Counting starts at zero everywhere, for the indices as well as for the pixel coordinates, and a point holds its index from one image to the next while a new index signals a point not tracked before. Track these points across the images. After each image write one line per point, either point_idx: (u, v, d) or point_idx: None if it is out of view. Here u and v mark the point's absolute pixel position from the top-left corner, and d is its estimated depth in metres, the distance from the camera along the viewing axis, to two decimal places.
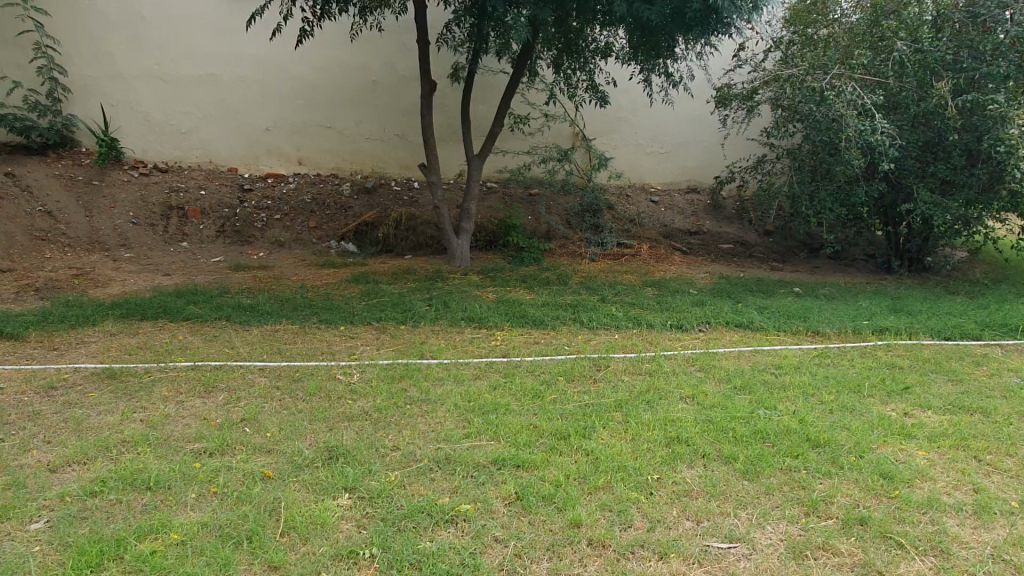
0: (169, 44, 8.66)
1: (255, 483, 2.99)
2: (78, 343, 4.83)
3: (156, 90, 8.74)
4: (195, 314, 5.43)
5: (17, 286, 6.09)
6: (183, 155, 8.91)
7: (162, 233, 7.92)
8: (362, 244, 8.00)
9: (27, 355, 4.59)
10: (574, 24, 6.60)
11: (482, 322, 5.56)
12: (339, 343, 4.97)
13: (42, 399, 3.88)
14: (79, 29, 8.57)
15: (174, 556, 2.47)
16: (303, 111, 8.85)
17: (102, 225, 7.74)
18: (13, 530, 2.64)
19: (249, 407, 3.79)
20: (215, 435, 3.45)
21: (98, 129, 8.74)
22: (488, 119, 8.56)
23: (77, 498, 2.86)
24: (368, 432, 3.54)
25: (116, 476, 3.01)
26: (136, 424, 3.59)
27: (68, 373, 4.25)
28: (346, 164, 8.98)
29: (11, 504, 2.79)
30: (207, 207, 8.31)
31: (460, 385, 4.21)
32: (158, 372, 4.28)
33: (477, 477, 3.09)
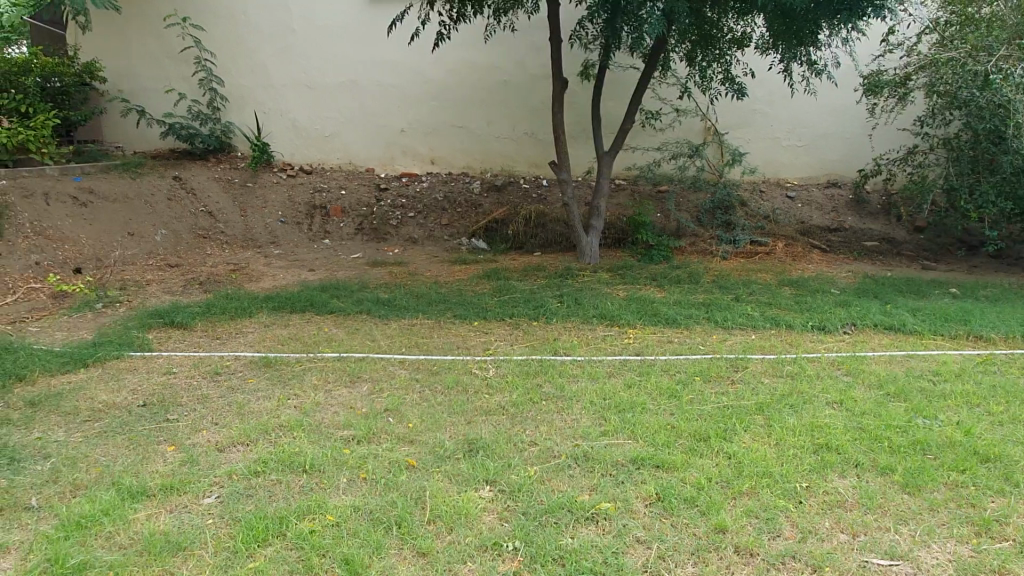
0: (316, 54, 9.18)
1: (400, 471, 3.12)
2: (237, 333, 5.22)
3: (303, 96, 9.30)
4: (338, 308, 5.72)
5: (184, 279, 6.64)
6: (325, 158, 9.42)
7: (306, 231, 8.40)
8: (492, 241, 8.14)
9: (194, 343, 5.01)
10: (711, 15, 6.39)
11: (613, 320, 5.52)
12: (474, 338, 5.09)
13: (209, 383, 4.23)
14: (236, 43, 9.29)
15: (330, 536, 2.61)
16: (436, 113, 9.10)
17: (255, 224, 8.30)
18: (190, 502, 2.89)
19: (392, 398, 3.96)
20: (362, 423, 3.63)
21: (251, 135, 9.44)
22: (618, 115, 8.48)
23: (242, 476, 3.09)
24: (507, 426, 3.60)
25: (275, 458, 3.23)
26: (291, 410, 3.83)
27: (230, 361, 4.60)
28: (476, 163, 9.16)
29: (187, 478, 3.06)
30: (347, 206, 8.72)
31: (595, 383, 4.20)
32: (308, 362, 4.55)
33: (617, 476, 3.07)
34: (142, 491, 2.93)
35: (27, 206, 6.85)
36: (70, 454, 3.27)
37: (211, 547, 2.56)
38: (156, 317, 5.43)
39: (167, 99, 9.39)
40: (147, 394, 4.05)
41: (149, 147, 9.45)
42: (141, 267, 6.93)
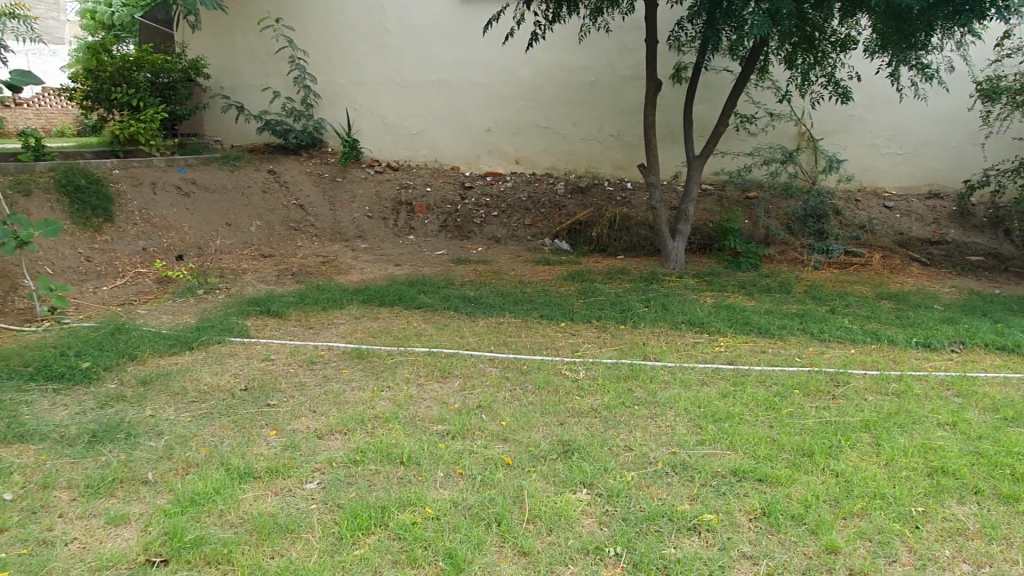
0: (408, 53, 9.35)
1: (497, 469, 3.12)
2: (329, 324, 5.34)
3: (394, 94, 9.49)
4: (427, 303, 5.78)
5: (278, 269, 6.85)
6: (413, 155, 9.57)
7: (393, 227, 8.55)
8: (575, 243, 8.07)
9: (290, 331, 5.16)
10: (817, 16, 6.18)
11: (703, 326, 5.39)
12: (561, 339, 5.06)
13: (306, 371, 4.35)
14: (331, 42, 9.56)
15: (433, 530, 2.63)
16: (524, 112, 9.10)
17: (344, 218, 8.50)
18: (294, 486, 2.96)
19: (483, 395, 3.97)
20: (455, 418, 3.64)
21: (342, 132, 9.70)
22: (710, 118, 8.30)
23: (343, 464, 3.15)
24: (600, 429, 3.56)
25: (374, 448, 3.28)
26: (385, 401, 3.89)
27: (324, 350, 4.71)
28: (561, 163, 9.08)
29: (290, 463, 3.13)
30: (432, 203, 8.82)
31: (689, 390, 4.10)
32: (400, 355, 4.61)
33: (718, 487, 2.98)
34: (249, 472, 3.02)
35: (136, 193, 7.19)
36: (181, 432, 3.41)
37: (318, 532, 2.62)
38: (253, 305, 5.62)
39: (264, 95, 9.72)
40: (248, 379, 4.19)
41: (246, 141, 9.81)
42: (237, 257, 7.19)
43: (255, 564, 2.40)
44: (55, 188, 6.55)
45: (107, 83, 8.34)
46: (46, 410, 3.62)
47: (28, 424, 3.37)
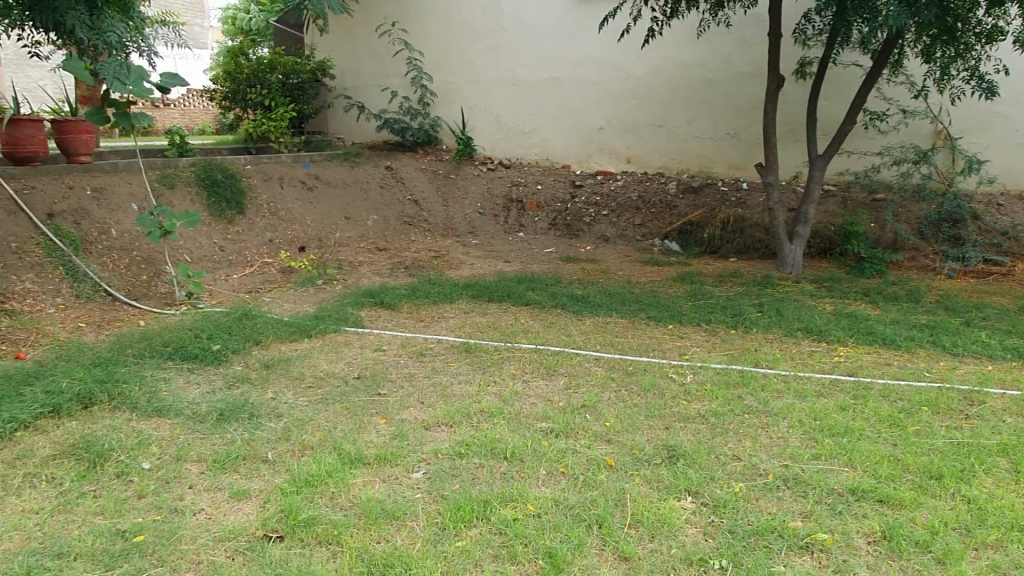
0: (523, 51, 9.42)
1: (600, 470, 3.10)
2: (439, 317, 5.47)
3: (507, 93, 9.59)
4: (534, 300, 5.80)
5: (391, 263, 7.08)
6: (524, 153, 9.65)
7: (502, 224, 8.66)
8: (686, 244, 7.87)
9: (402, 323, 5.32)
10: (961, 5, 5.72)
11: (821, 335, 5.13)
12: (669, 341, 4.96)
13: (415, 362, 4.47)
14: (450, 42, 9.78)
15: (534, 528, 2.65)
16: (637, 111, 8.94)
17: (456, 214, 8.69)
18: (401, 474, 3.05)
19: (588, 394, 3.95)
20: (559, 417, 3.64)
21: (457, 130, 9.91)
22: (835, 116, 7.88)
23: (448, 455, 3.22)
24: (707, 436, 3.46)
25: (479, 442, 3.33)
26: (491, 396, 3.94)
27: (433, 343, 4.83)
28: (674, 163, 8.83)
29: (398, 451, 3.23)
30: (543, 201, 8.85)
31: (804, 401, 3.91)
32: (506, 351, 4.66)
33: (834, 505, 2.83)
34: (359, 458, 3.14)
35: (266, 187, 7.63)
36: (299, 416, 3.59)
37: (423, 520, 2.69)
38: (368, 297, 5.83)
39: (383, 94, 10.06)
40: (361, 367, 4.35)
41: (365, 139, 10.18)
42: (354, 249, 7.49)
43: (363, 548, 2.49)
44: (194, 181, 7.03)
45: (244, 84, 8.95)
46: (181, 387, 3.92)
47: (165, 400, 3.65)
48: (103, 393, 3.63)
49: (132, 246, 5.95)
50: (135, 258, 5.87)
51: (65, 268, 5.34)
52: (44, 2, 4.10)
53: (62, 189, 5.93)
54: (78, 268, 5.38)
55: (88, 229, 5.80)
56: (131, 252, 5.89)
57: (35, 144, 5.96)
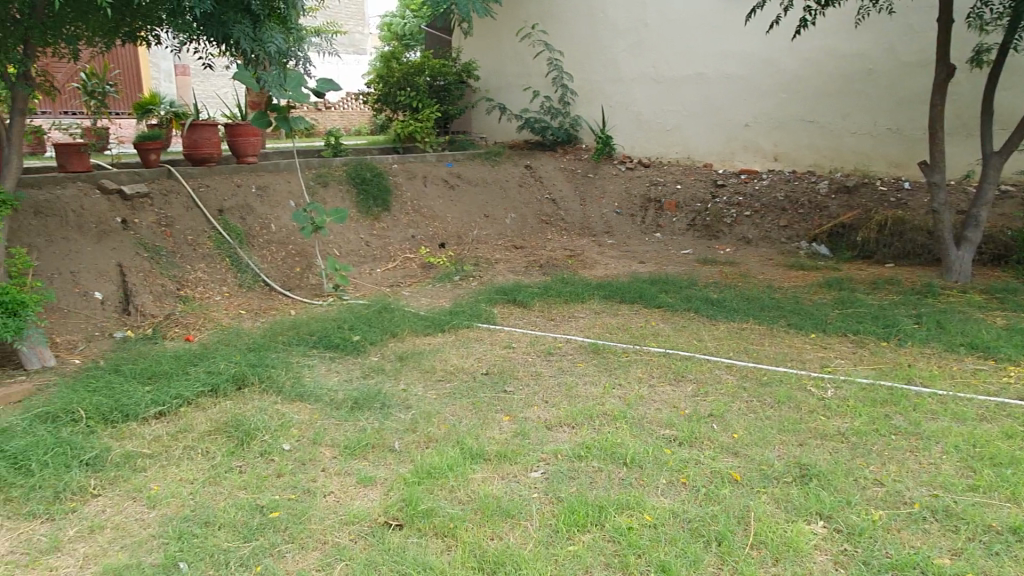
0: (666, 47, 9.20)
1: (724, 484, 2.97)
2: (569, 317, 5.47)
3: (649, 90, 9.41)
4: (667, 303, 5.65)
5: (526, 261, 7.16)
6: (665, 151, 9.42)
7: (639, 224, 8.52)
8: (836, 247, 7.37)
9: (532, 321, 5.37)
10: None
11: (990, 351, 4.61)
12: (811, 351, 4.66)
13: (543, 361, 4.49)
14: (592, 40, 9.73)
15: (649, 538, 2.59)
16: (787, 106, 8.46)
17: (593, 213, 8.66)
18: (519, 473, 3.08)
19: (717, 403, 3.79)
20: (684, 424, 3.53)
21: (597, 128, 9.85)
22: (1018, 108, 7.06)
23: (567, 457, 3.21)
24: (845, 456, 3.22)
25: (599, 445, 3.29)
26: (616, 399, 3.88)
27: (561, 342, 4.84)
28: (826, 161, 8.28)
29: (519, 449, 3.26)
30: (682, 200, 8.60)
31: (962, 425, 3.54)
32: (635, 354, 4.57)
33: (989, 545, 2.54)
34: (480, 454, 3.21)
35: (410, 185, 7.96)
36: (427, 408, 3.72)
37: (536, 521, 2.70)
38: (502, 294, 5.93)
39: (525, 95, 10.19)
40: (489, 364, 4.44)
41: (506, 138, 10.36)
42: (491, 247, 7.65)
43: (477, 543, 2.54)
44: (346, 180, 7.44)
45: (393, 87, 9.31)
46: (322, 374, 4.18)
47: (307, 386, 3.91)
48: (254, 375, 3.94)
49: (288, 240, 6.41)
50: (291, 251, 6.32)
51: (230, 259, 5.85)
52: (214, 17, 4.31)
53: (231, 187, 6.47)
54: (241, 260, 5.88)
55: (252, 224, 6.30)
56: (287, 246, 6.36)
57: (211, 146, 6.51)
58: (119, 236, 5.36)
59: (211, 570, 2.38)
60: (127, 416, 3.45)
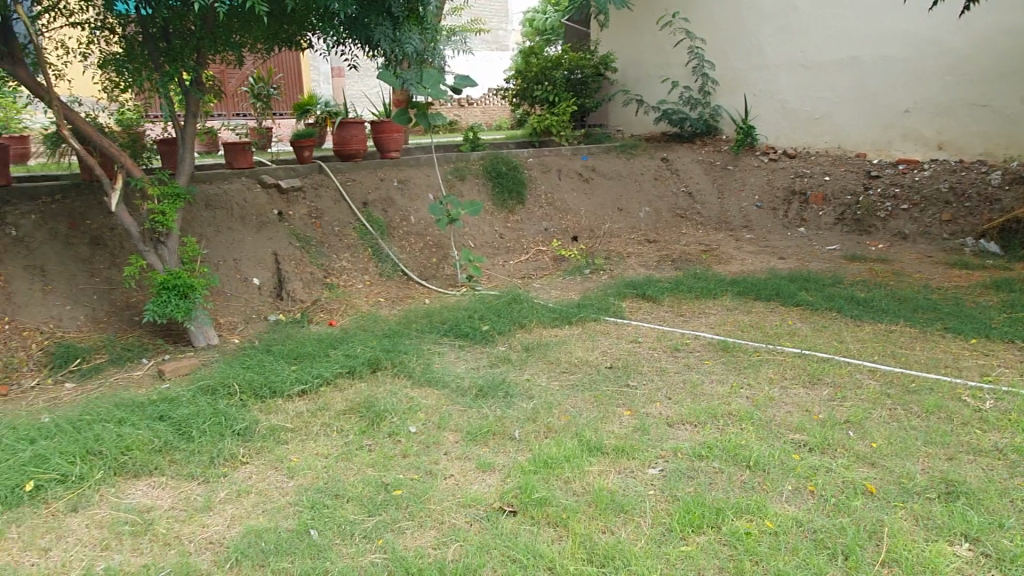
0: (817, 31, 8.67)
1: (856, 495, 2.79)
2: (700, 313, 5.32)
3: (797, 76, 8.92)
4: (806, 301, 5.36)
5: (659, 255, 7.04)
6: (813, 140, 8.90)
7: (782, 218, 8.12)
8: (1009, 245, 6.65)
9: (661, 317, 5.27)
10: None
11: None
12: (969, 358, 4.25)
13: (669, 357, 4.41)
14: (736, 26, 9.36)
15: (768, 546, 2.48)
16: (953, 89, 7.73)
17: (731, 207, 8.36)
18: (637, 468, 3.05)
19: (855, 409, 3.56)
20: (817, 430, 3.34)
21: (738, 118, 9.49)
22: None
23: (687, 456, 3.14)
24: (1001, 475, 2.92)
25: (721, 446, 3.19)
26: (743, 400, 3.74)
27: (690, 339, 4.72)
28: (999, 149, 7.51)
29: (638, 445, 3.22)
30: (830, 192, 8.08)
31: None
32: (767, 354, 4.37)
33: None
34: (599, 447, 3.20)
35: (545, 179, 8.02)
36: (548, 399, 3.76)
37: (650, 518, 2.67)
38: (631, 288, 5.87)
39: (663, 86, 9.96)
40: (614, 358, 4.41)
41: (643, 131, 10.17)
42: (624, 241, 7.58)
43: (587, 535, 2.55)
44: (482, 174, 7.63)
45: (532, 82, 9.49)
46: (451, 361, 4.34)
47: (436, 372, 4.07)
48: (388, 360, 4.16)
49: (426, 232, 6.68)
50: (428, 243, 6.59)
51: (372, 249, 6.19)
52: (357, 21, 4.53)
53: (375, 181, 6.83)
54: (382, 250, 6.21)
55: (393, 216, 6.62)
56: (425, 237, 6.63)
57: (358, 142, 6.90)
58: (275, 227, 5.81)
59: (338, 539, 2.55)
60: (274, 392, 3.76)
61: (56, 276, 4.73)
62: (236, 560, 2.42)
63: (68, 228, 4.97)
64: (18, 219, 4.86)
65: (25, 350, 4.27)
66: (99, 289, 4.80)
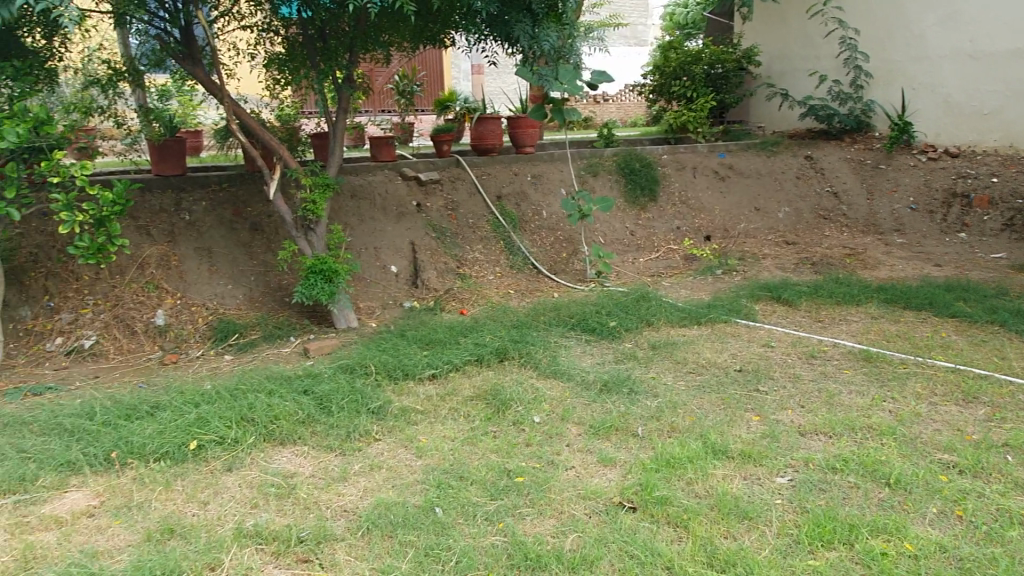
0: (989, 18, 7.97)
1: (1012, 525, 2.57)
2: (841, 320, 5.04)
3: (963, 68, 8.22)
4: (963, 313, 4.95)
5: (798, 257, 6.73)
6: (980, 138, 8.20)
7: (940, 222, 7.54)
8: None
9: (797, 322, 5.03)
10: None
11: None
12: None
13: (803, 364, 4.21)
14: (895, 16, 8.73)
15: (906, 568, 2.34)
16: None
17: (881, 209, 7.84)
18: (764, 476, 2.95)
19: (1015, 432, 3.26)
20: (968, 451, 3.09)
21: (893, 114, 8.86)
22: None
23: (820, 468, 3.00)
24: None
25: (858, 460, 3.02)
26: (885, 413, 3.52)
27: (828, 346, 4.49)
28: None
29: (766, 452, 3.11)
30: (998, 196, 7.44)
31: None
32: (915, 367, 4.08)
33: None
34: (724, 450, 3.12)
35: (679, 176, 7.84)
36: (673, 399, 3.70)
37: (775, 528, 2.58)
38: (766, 291, 5.64)
39: (810, 80, 9.42)
40: (745, 361, 4.27)
41: (787, 127, 9.70)
42: (760, 242, 7.30)
43: (709, 539, 2.50)
44: (616, 170, 7.58)
45: (670, 77, 9.30)
46: (576, 355, 4.37)
47: (561, 364, 4.12)
48: (515, 350, 4.25)
49: (557, 227, 6.74)
50: (558, 237, 6.65)
51: (504, 242, 6.33)
52: (499, 19, 4.71)
53: (509, 175, 6.95)
54: (513, 243, 6.33)
55: (525, 210, 6.72)
56: (555, 232, 6.69)
57: (493, 137, 7.07)
58: (414, 218, 6.06)
59: (462, 519, 2.65)
60: (407, 375, 3.94)
61: (220, 258, 5.18)
62: (367, 529, 2.58)
63: (232, 214, 5.43)
64: (191, 205, 5.37)
65: (192, 324, 4.72)
66: (256, 271, 5.21)
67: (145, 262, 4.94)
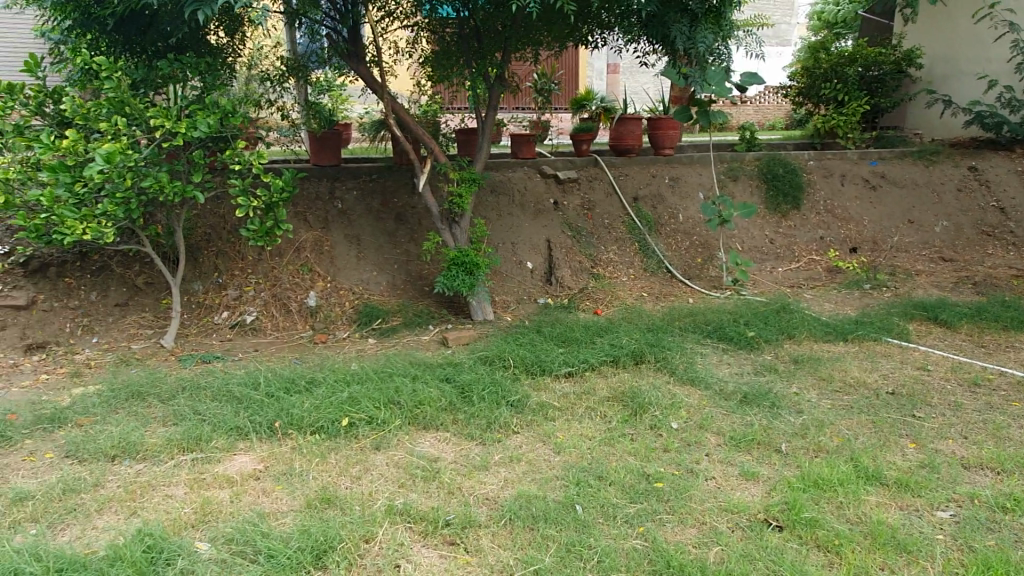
0: None
1: None
2: (1009, 347, 4.65)
3: None
4: None
5: (956, 276, 6.26)
6: None
7: None
8: None
9: (957, 346, 4.69)
10: None
11: None
12: None
13: (965, 391, 3.92)
14: None
15: None
16: None
17: None
18: (923, 508, 2.78)
19: None
20: None
21: None
22: None
23: (988, 505, 2.78)
24: None
25: None
26: None
27: (993, 374, 4.15)
28: None
29: (925, 482, 2.93)
30: None
31: None
32: None
33: None
34: (878, 476, 2.96)
35: (826, 184, 7.46)
36: (819, 417, 3.55)
37: (939, 565, 2.43)
38: (921, 310, 5.28)
39: (977, 84, 8.74)
40: (897, 383, 4.03)
41: (949, 135, 9.03)
42: (914, 257, 6.86)
43: (864, 568, 2.39)
44: (758, 175, 7.33)
45: (820, 79, 8.85)
46: (714, 364, 4.27)
47: (699, 372, 4.04)
48: (651, 354, 4.22)
49: (694, 231, 6.60)
50: (695, 242, 6.51)
51: (640, 244, 6.27)
52: (657, 18, 4.65)
53: (647, 177, 6.88)
54: (649, 245, 6.27)
55: (662, 213, 6.63)
56: (692, 236, 6.56)
57: (634, 138, 7.03)
58: (551, 216, 6.12)
59: (602, 519, 2.66)
60: (544, 371, 4.00)
61: (367, 246, 5.44)
62: (509, 519, 2.64)
63: (380, 205, 5.69)
64: (344, 193, 5.68)
65: (341, 307, 5.00)
66: (400, 260, 5.44)
67: (301, 246, 5.26)
